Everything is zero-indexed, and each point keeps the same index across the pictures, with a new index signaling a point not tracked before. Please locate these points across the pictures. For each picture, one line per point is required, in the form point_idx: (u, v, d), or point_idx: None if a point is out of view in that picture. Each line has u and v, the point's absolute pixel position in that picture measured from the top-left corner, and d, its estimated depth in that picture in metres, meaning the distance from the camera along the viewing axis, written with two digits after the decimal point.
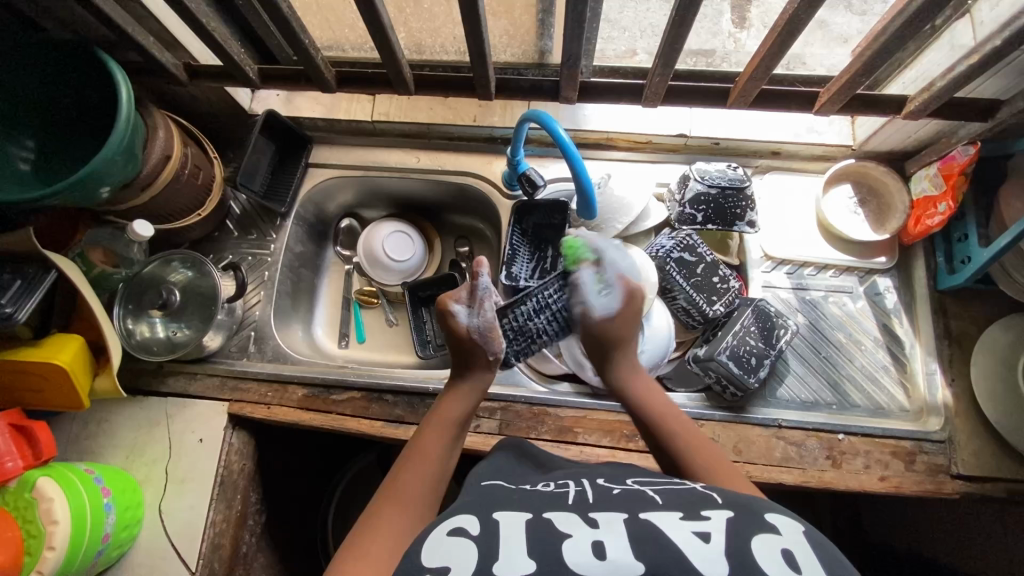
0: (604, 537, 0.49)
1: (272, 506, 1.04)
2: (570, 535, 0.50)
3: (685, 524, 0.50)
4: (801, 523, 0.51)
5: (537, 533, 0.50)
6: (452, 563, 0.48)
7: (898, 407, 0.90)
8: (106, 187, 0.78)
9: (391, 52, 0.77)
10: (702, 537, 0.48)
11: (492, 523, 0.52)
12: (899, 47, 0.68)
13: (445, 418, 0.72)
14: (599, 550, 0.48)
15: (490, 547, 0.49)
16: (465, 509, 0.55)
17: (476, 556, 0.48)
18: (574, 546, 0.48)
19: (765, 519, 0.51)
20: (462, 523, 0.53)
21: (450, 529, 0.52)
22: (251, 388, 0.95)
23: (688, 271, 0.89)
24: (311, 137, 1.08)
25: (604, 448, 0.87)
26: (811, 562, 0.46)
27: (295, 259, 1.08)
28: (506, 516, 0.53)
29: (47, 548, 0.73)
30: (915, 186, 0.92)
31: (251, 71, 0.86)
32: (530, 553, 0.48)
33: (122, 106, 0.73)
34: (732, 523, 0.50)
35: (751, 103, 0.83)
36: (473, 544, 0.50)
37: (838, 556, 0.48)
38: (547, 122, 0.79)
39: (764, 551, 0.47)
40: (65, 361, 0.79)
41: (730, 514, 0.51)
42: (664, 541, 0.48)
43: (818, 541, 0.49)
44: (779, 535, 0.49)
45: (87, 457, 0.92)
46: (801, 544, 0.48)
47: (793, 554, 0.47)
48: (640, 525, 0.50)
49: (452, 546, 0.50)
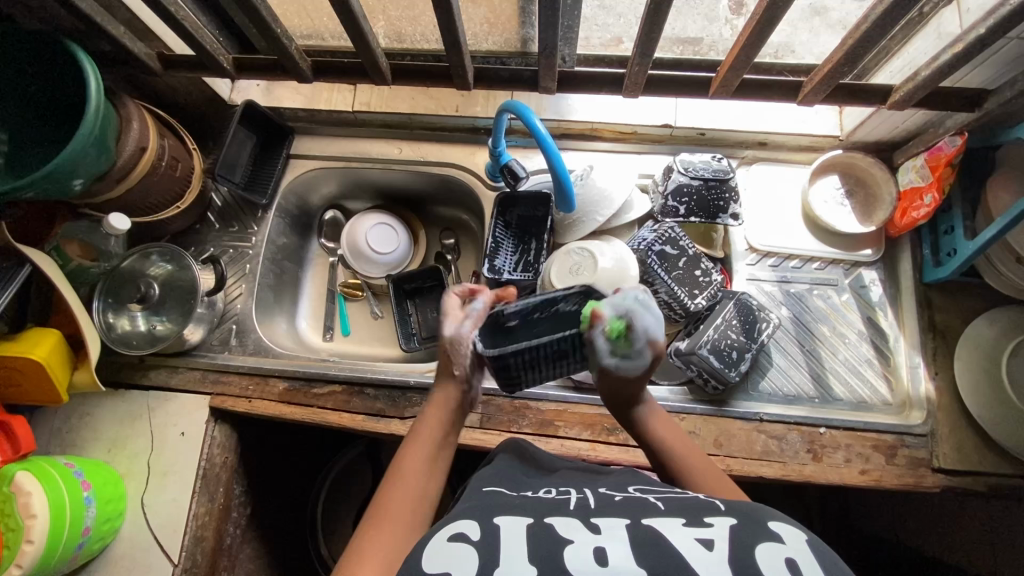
0: (606, 542, 0.49)
1: (257, 501, 1.05)
2: (571, 541, 0.49)
3: (688, 532, 0.50)
4: (803, 532, 0.50)
5: (539, 537, 0.50)
6: (451, 567, 0.47)
7: (881, 400, 0.89)
8: (80, 180, 0.77)
9: (366, 41, 0.75)
10: (705, 544, 0.48)
11: (492, 527, 0.51)
12: (882, 35, 0.66)
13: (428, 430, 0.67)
14: (601, 555, 0.47)
15: (491, 552, 0.48)
16: (467, 514, 0.54)
17: (477, 559, 0.48)
18: (576, 552, 0.48)
19: (768, 528, 0.50)
20: (463, 528, 0.52)
21: (450, 534, 0.51)
22: (232, 380, 0.95)
23: (670, 264, 0.88)
24: (293, 128, 1.07)
25: (585, 442, 0.87)
26: (813, 569, 0.46)
27: (277, 251, 1.07)
28: (507, 521, 0.52)
29: (25, 541, 0.73)
30: (902, 178, 0.91)
31: (226, 61, 0.85)
32: (530, 558, 0.48)
33: (90, 95, 0.72)
34: (736, 530, 0.50)
35: (733, 93, 0.81)
36: (472, 548, 0.49)
37: (839, 562, 0.48)
38: (523, 113, 0.78)
39: (767, 559, 0.47)
40: (41, 356, 0.78)
41: (734, 521, 0.51)
42: (667, 546, 0.48)
43: (820, 549, 0.48)
44: (782, 543, 0.49)
45: (70, 451, 0.92)
46: (804, 551, 0.48)
47: (796, 562, 0.46)
48: (642, 531, 0.50)
49: (450, 549, 0.49)
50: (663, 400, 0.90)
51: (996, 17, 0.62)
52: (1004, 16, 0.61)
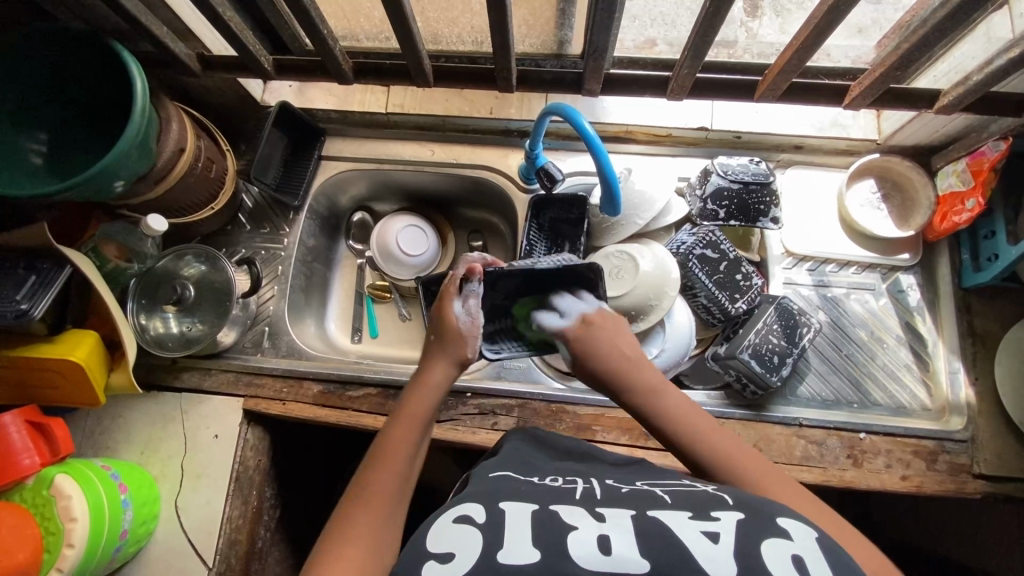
0: (610, 531, 0.49)
1: (285, 504, 1.04)
2: (576, 527, 0.50)
3: (693, 524, 0.50)
4: (814, 530, 0.50)
5: (543, 523, 0.50)
6: (456, 550, 0.48)
7: (920, 406, 0.89)
8: (120, 181, 0.76)
9: (412, 42, 0.74)
10: (711, 538, 0.48)
11: (497, 512, 0.51)
12: (941, 39, 0.65)
13: (416, 413, 0.68)
14: (605, 545, 0.48)
15: (495, 535, 0.49)
16: (474, 496, 0.55)
17: (479, 549, 0.48)
18: (580, 538, 0.49)
19: (776, 524, 0.50)
20: (469, 511, 0.53)
21: (456, 517, 0.52)
22: (265, 383, 0.95)
23: (711, 268, 0.87)
24: (324, 129, 1.07)
25: (623, 446, 0.86)
26: (822, 569, 0.46)
27: (308, 253, 1.07)
28: (512, 506, 0.52)
29: (66, 545, 0.72)
30: (942, 182, 0.91)
31: (267, 62, 0.84)
32: (535, 543, 0.48)
33: (137, 97, 0.71)
34: (743, 525, 0.49)
35: (779, 97, 0.80)
36: (476, 531, 0.50)
37: (851, 565, 0.48)
38: (570, 115, 0.77)
39: (773, 558, 0.46)
40: (81, 358, 0.78)
41: (741, 515, 0.50)
42: (671, 539, 0.48)
43: (828, 548, 0.48)
44: (790, 540, 0.48)
45: (102, 453, 0.92)
46: (813, 550, 0.48)
47: (804, 561, 0.46)
48: (647, 523, 0.50)
49: (456, 532, 0.50)
50: (701, 404, 0.89)
51: None
52: None
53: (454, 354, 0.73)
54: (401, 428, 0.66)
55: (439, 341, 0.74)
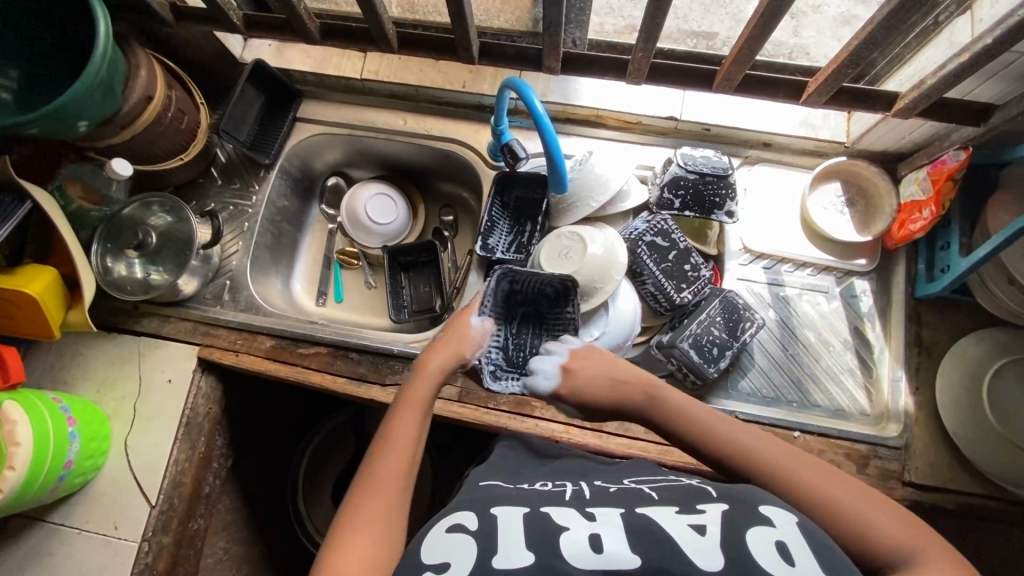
0: (601, 530, 0.49)
1: (239, 454, 1.07)
2: (568, 527, 0.49)
3: (681, 519, 0.49)
4: (797, 516, 0.50)
5: (535, 525, 0.49)
6: (452, 559, 0.47)
7: (858, 410, 0.90)
8: (84, 122, 0.78)
9: (371, 6, 0.75)
10: (698, 530, 0.48)
11: (490, 518, 0.51)
12: (887, 37, 0.64)
13: (421, 396, 0.67)
14: (597, 542, 0.47)
15: (490, 541, 0.48)
16: (466, 505, 0.54)
17: (475, 551, 0.47)
18: (571, 539, 0.48)
19: (760, 512, 0.50)
20: (462, 519, 0.52)
21: (449, 526, 0.51)
22: (221, 334, 0.97)
23: (660, 256, 0.89)
24: (300, 92, 1.08)
25: (559, 424, 0.87)
26: (806, 558, 0.45)
27: (277, 213, 1.08)
28: (504, 510, 0.52)
29: (7, 467, 0.75)
30: (904, 190, 0.90)
31: (236, 17, 0.85)
32: (529, 546, 0.47)
33: (99, 39, 0.72)
34: (728, 514, 0.49)
35: (735, 89, 0.80)
36: (471, 540, 0.48)
37: (831, 546, 0.47)
38: (523, 91, 0.77)
39: (758, 543, 0.46)
40: (36, 291, 0.80)
41: (726, 506, 0.51)
42: (661, 534, 0.47)
43: (811, 532, 0.48)
44: (773, 527, 0.48)
45: (60, 387, 0.95)
46: (794, 536, 0.47)
47: (787, 546, 0.46)
48: (637, 519, 0.50)
49: (449, 541, 0.49)
50: None
51: (1004, 27, 0.61)
52: (1010, 28, 0.60)
53: (457, 351, 0.76)
54: (407, 409, 0.66)
55: (445, 338, 0.78)
